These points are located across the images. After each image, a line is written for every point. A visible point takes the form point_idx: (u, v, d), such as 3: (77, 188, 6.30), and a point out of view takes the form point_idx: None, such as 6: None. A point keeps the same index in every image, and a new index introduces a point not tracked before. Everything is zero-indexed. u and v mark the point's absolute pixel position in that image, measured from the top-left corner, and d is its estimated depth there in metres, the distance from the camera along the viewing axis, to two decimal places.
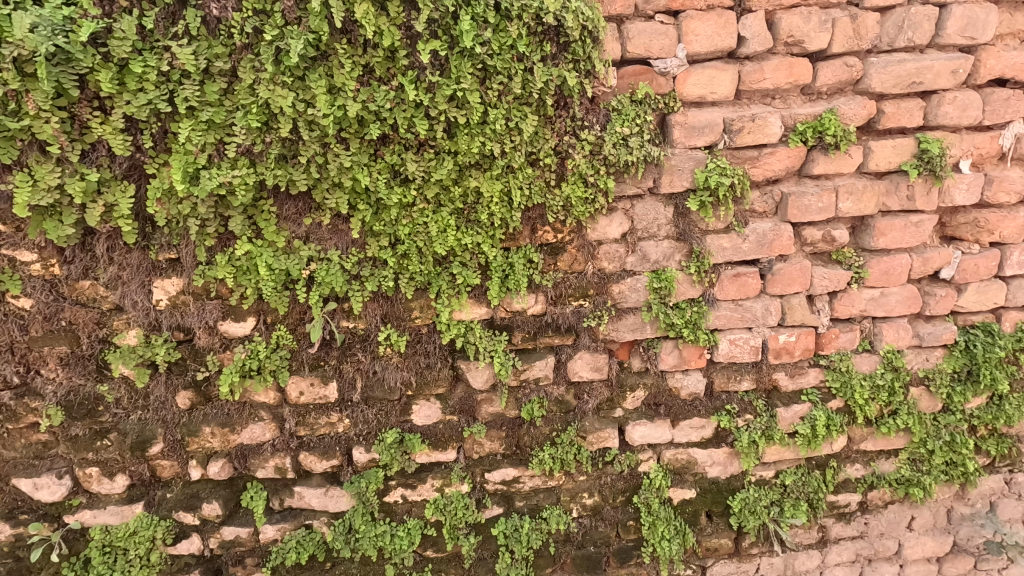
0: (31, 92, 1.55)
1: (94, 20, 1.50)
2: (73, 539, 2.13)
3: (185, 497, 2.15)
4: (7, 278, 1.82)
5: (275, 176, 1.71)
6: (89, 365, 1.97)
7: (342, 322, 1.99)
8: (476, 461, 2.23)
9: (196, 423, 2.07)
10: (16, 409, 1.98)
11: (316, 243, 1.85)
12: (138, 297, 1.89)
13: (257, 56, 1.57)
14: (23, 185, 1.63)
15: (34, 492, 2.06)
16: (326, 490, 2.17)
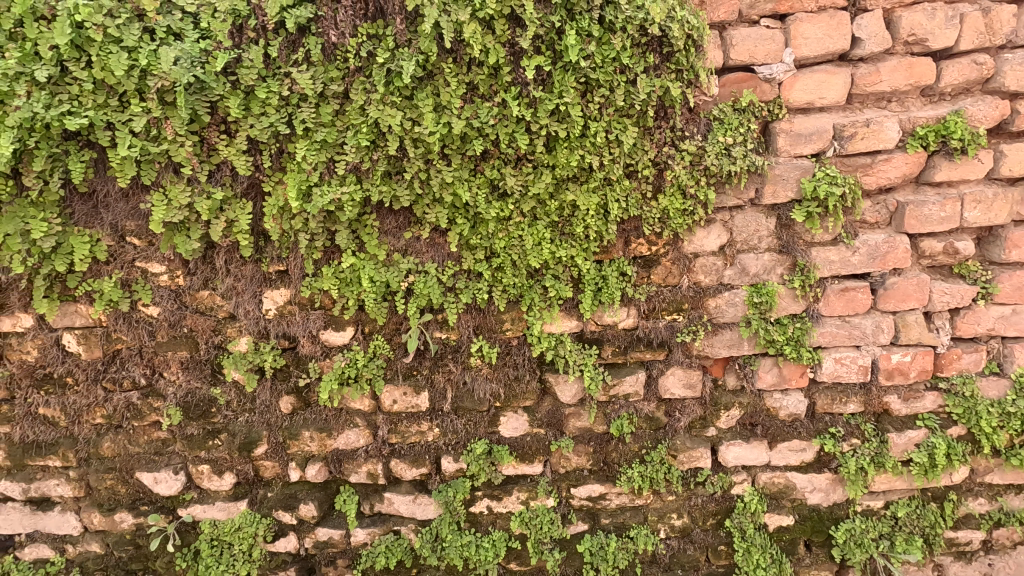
0: (170, 119, 1.69)
1: (227, 51, 1.62)
2: (185, 531, 2.28)
3: (284, 497, 2.25)
4: (140, 287, 1.98)
5: (380, 192, 1.77)
6: (206, 369, 2.11)
7: (436, 333, 2.03)
8: (562, 475, 2.20)
9: (297, 427, 2.17)
10: (142, 408, 2.15)
11: (414, 256, 1.90)
12: (250, 306, 2.01)
13: (368, 78, 1.64)
14: (160, 204, 1.79)
15: (154, 485, 2.22)
16: (415, 497, 2.21)
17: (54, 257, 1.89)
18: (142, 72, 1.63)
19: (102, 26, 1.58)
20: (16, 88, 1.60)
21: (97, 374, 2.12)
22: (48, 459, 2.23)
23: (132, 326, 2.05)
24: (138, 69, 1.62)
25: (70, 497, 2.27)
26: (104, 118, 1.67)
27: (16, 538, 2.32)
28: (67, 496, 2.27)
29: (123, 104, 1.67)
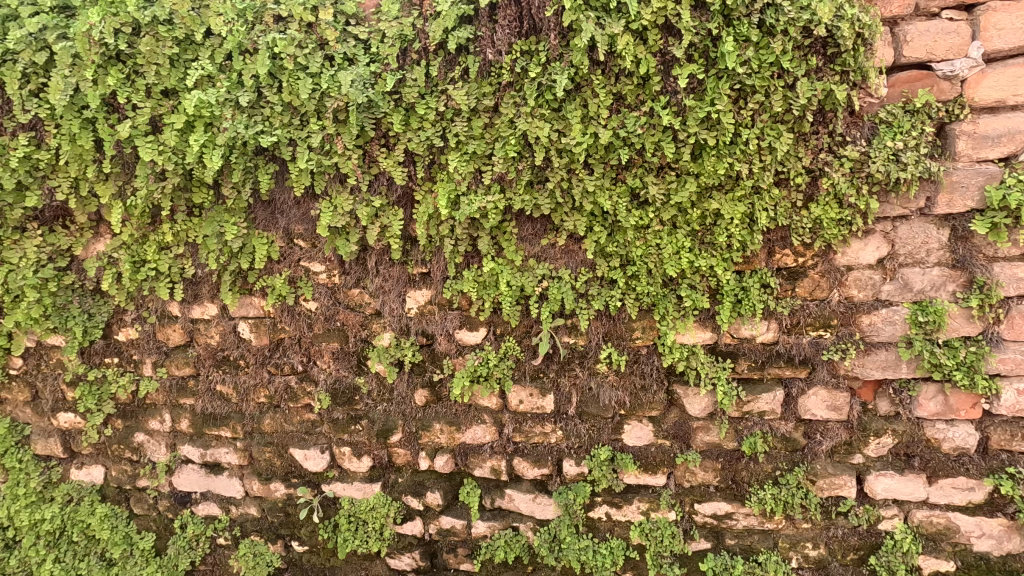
0: (341, 135, 1.89)
1: (394, 72, 1.78)
2: (327, 505, 2.52)
3: (413, 483, 2.41)
4: (303, 284, 2.23)
5: (523, 201, 1.84)
6: (352, 360, 2.31)
7: (565, 338, 2.07)
8: (686, 490, 2.14)
9: (428, 419, 2.31)
10: (298, 391, 2.41)
11: (550, 262, 1.96)
12: (395, 304, 2.18)
13: (519, 92, 1.73)
14: (327, 210, 2.00)
15: (304, 461, 2.48)
16: (535, 496, 2.26)
17: (240, 255, 2.18)
18: (322, 94, 1.84)
19: (293, 56, 1.81)
20: (223, 111, 1.88)
21: (264, 359, 2.41)
22: (222, 430, 2.57)
23: (294, 318, 2.31)
24: (319, 92, 1.84)
25: (236, 465, 2.61)
26: (288, 136, 1.90)
27: (193, 495, 2.70)
28: (234, 463, 2.60)
29: (304, 123, 1.90)
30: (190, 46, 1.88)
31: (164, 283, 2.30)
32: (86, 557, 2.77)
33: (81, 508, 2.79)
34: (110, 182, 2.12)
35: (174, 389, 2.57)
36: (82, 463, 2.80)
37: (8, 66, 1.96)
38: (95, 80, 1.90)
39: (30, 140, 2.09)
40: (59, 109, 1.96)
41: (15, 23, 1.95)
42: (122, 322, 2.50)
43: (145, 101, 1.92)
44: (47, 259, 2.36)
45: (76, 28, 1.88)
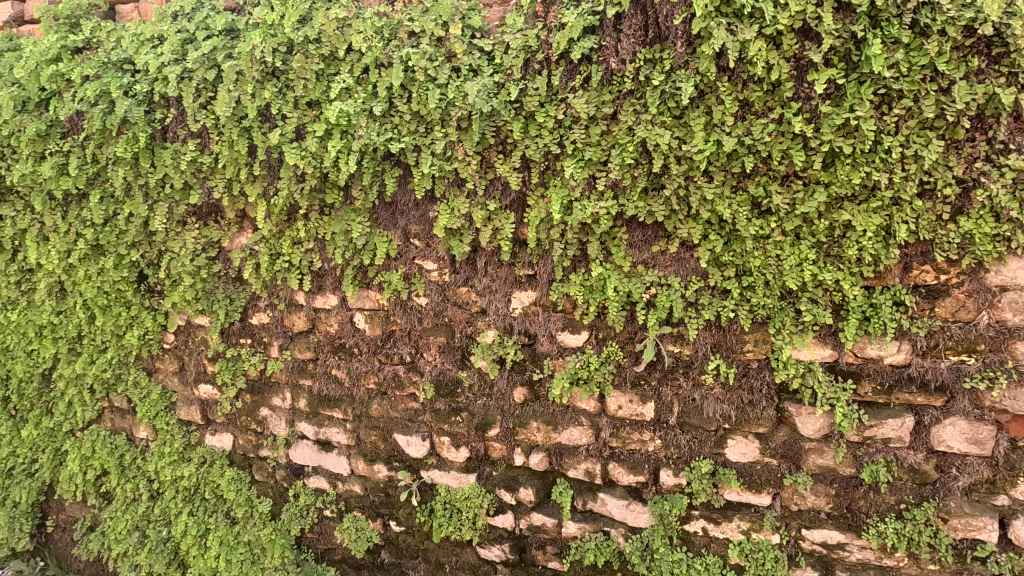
0: (463, 142, 2.00)
1: (517, 83, 1.86)
2: (424, 490, 2.67)
3: (506, 478, 2.48)
4: (416, 280, 2.37)
5: (636, 208, 1.86)
6: (457, 354, 2.43)
7: (670, 346, 2.05)
8: (794, 514, 2.03)
9: (526, 417, 2.37)
10: (404, 380, 2.57)
11: (659, 270, 1.95)
12: (501, 304, 2.26)
13: (639, 100, 1.75)
14: (444, 212, 2.12)
15: (406, 446, 2.64)
16: (628, 503, 2.25)
17: (362, 252, 2.37)
18: (447, 104, 1.96)
19: (424, 68, 1.95)
20: (359, 120, 2.05)
21: (375, 348, 2.59)
22: (334, 411, 2.79)
23: (406, 312, 2.46)
24: (446, 102, 1.95)
25: (344, 444, 2.82)
26: (414, 142, 2.04)
27: (305, 468, 2.96)
28: (343, 443, 2.82)
29: (429, 130, 2.03)
30: (333, 61, 2.08)
31: (294, 275, 2.54)
32: (214, 513, 3.14)
33: (213, 470, 3.15)
34: (257, 182, 2.38)
35: (295, 370, 2.82)
36: (215, 431, 3.15)
37: (186, 82, 2.28)
38: (254, 94, 2.17)
39: (196, 146, 2.41)
40: (224, 120, 2.24)
41: (193, 46, 2.27)
42: (256, 308, 2.79)
43: (294, 111, 2.15)
44: (201, 250, 2.70)
45: (242, 49, 2.15)
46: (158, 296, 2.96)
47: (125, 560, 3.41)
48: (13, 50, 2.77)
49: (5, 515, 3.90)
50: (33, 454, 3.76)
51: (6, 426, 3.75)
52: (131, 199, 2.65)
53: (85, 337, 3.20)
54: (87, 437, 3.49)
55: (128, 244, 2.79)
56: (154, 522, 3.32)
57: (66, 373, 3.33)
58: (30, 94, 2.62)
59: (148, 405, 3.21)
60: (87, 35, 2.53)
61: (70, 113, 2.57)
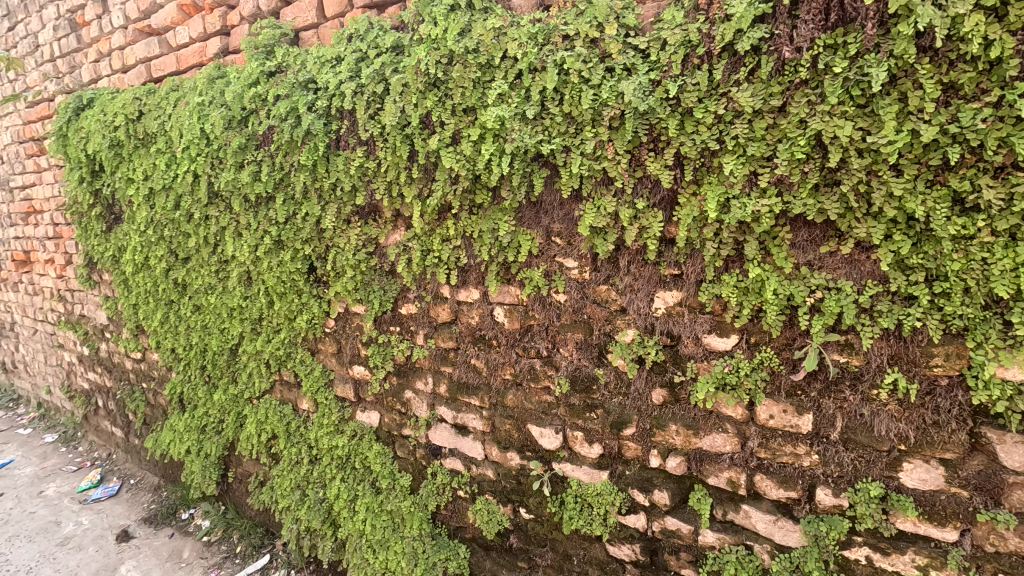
0: (614, 141, 2.01)
1: (674, 79, 1.83)
2: (555, 482, 2.73)
3: (640, 478, 2.46)
4: (557, 278, 2.42)
5: (805, 205, 1.74)
6: (594, 351, 2.45)
7: (835, 355, 1.89)
8: (988, 556, 1.75)
9: (664, 418, 2.33)
10: (540, 373, 2.64)
11: (827, 272, 1.80)
12: (643, 304, 2.24)
13: (815, 90, 1.64)
14: (590, 211, 2.16)
15: (539, 437, 2.72)
16: (776, 518, 2.10)
17: (506, 249, 2.48)
18: (600, 104, 1.98)
19: (578, 70, 1.99)
20: (512, 124, 2.15)
21: (513, 341, 2.70)
22: (471, 398, 2.96)
23: (544, 307, 2.53)
24: (598, 102, 1.98)
25: (479, 430, 2.97)
26: (564, 143, 2.09)
27: (443, 449, 3.18)
28: (478, 429, 2.97)
29: (579, 130, 2.07)
30: (488, 69, 2.20)
31: (443, 269, 2.74)
32: (362, 482, 3.50)
33: (362, 443, 3.51)
34: (413, 184, 2.60)
35: (438, 357, 3.03)
36: (365, 408, 3.50)
37: (359, 96, 2.57)
38: (417, 104, 2.38)
39: (364, 153, 2.71)
40: (390, 129, 2.49)
41: (365, 63, 2.54)
42: (406, 299, 3.04)
43: (451, 118, 2.32)
44: (362, 245, 3.01)
45: (408, 63, 2.37)
46: (323, 286, 3.36)
47: (289, 513, 3.95)
48: (222, 78, 3.31)
49: (200, 464, 4.72)
50: (221, 415, 4.50)
51: (203, 389, 4.52)
52: (308, 201, 3.05)
53: (264, 319, 3.74)
54: (262, 405, 4.09)
55: (303, 240, 3.21)
56: (312, 484, 3.79)
57: (249, 349, 3.93)
58: (234, 113, 3.13)
59: (311, 381, 3.66)
60: (279, 60, 2.95)
61: (265, 128, 3.03)
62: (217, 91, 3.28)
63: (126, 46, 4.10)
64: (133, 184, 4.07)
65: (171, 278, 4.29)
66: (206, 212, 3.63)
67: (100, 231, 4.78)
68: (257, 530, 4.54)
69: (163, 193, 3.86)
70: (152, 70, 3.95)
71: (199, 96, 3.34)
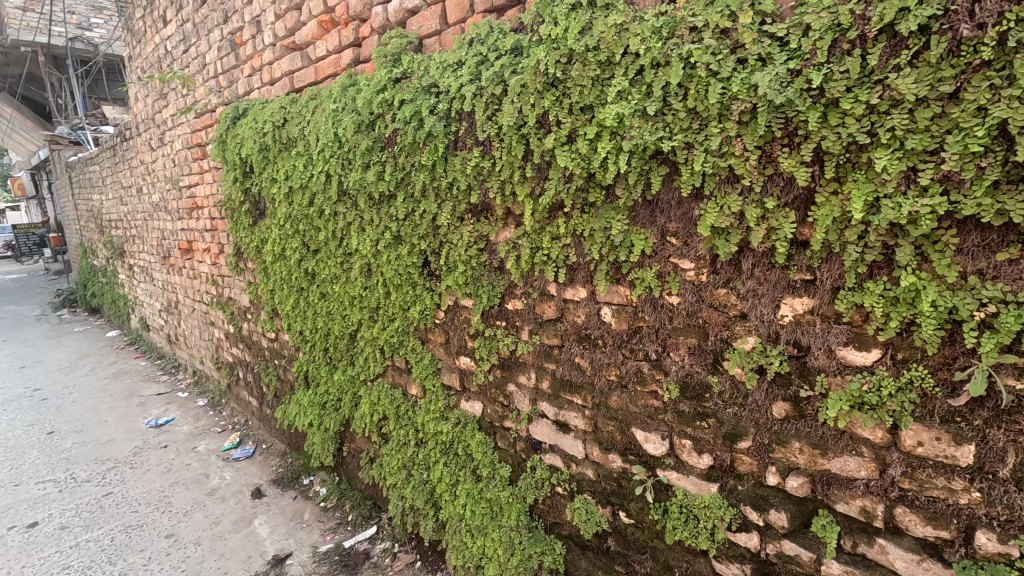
0: (743, 136, 1.90)
1: (818, 68, 1.69)
2: (659, 489, 2.64)
3: (754, 495, 2.30)
4: (671, 279, 2.33)
5: (978, 206, 1.52)
6: (708, 357, 2.33)
7: (1008, 380, 1.63)
8: None
9: (786, 434, 2.15)
10: (648, 377, 2.57)
11: (1003, 284, 1.56)
12: (766, 310, 2.09)
13: (999, 72, 1.43)
14: (712, 211, 2.07)
15: (644, 442, 2.65)
16: (921, 559, 1.86)
17: (618, 249, 2.44)
18: (729, 98, 1.88)
19: (706, 63, 1.91)
20: (632, 121, 2.12)
21: (620, 342, 2.64)
22: (574, 397, 2.95)
23: (656, 309, 2.45)
24: (727, 96, 1.88)
25: (580, 429, 2.96)
26: (687, 140, 2.02)
27: (543, 444, 3.22)
28: (579, 428, 2.96)
29: (703, 126, 1.98)
30: (608, 67, 2.18)
31: (551, 267, 2.76)
32: (464, 468, 3.66)
33: (465, 431, 3.66)
34: (526, 183, 2.66)
35: (542, 354, 3.06)
36: (469, 398, 3.64)
37: (478, 98, 2.67)
38: (535, 104, 2.43)
39: (481, 153, 2.82)
40: (507, 129, 2.57)
41: (485, 66, 2.64)
42: (512, 295, 3.10)
43: (568, 117, 2.34)
44: (473, 242, 3.11)
45: (528, 64, 2.43)
46: (435, 279, 3.54)
47: (396, 490, 4.25)
48: (353, 85, 3.61)
49: (320, 436, 5.22)
50: (339, 394, 4.93)
51: (326, 369, 4.99)
52: (426, 199, 3.24)
53: (381, 308, 4.03)
54: (376, 387, 4.41)
55: (419, 236, 3.41)
56: (418, 465, 4.04)
57: (367, 335, 4.26)
58: (363, 118, 3.40)
59: (421, 368, 3.88)
60: (405, 68, 3.16)
61: (390, 131, 3.26)
62: (349, 98, 3.58)
63: (274, 61, 4.63)
64: (277, 183, 4.60)
65: (302, 267, 4.77)
66: (336, 208, 4.00)
67: (247, 224, 5.46)
68: (366, 502, 4.93)
69: (301, 192, 4.32)
70: (295, 81, 4.42)
71: (334, 103, 3.68)
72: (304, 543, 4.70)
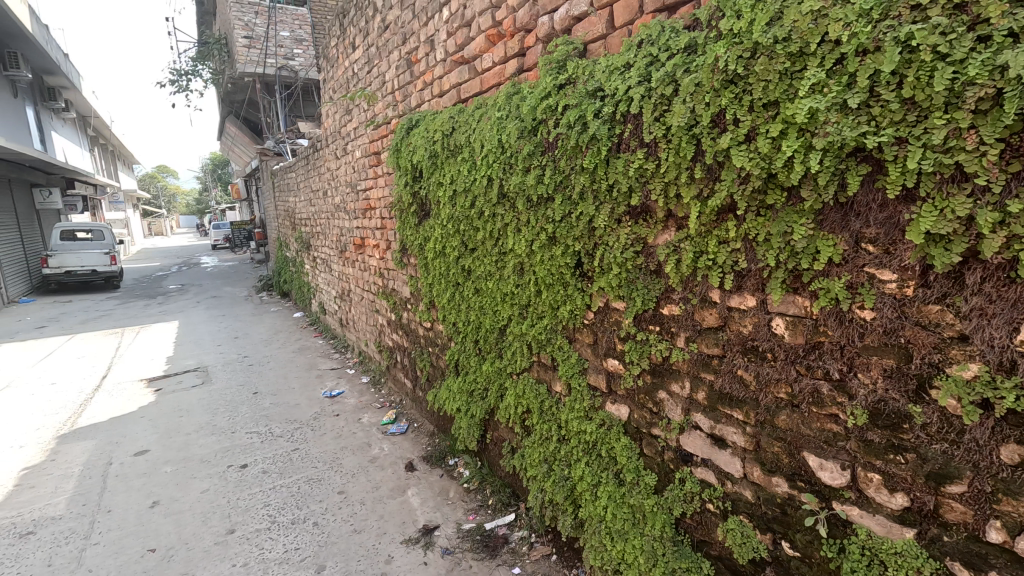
0: (979, 128, 1.62)
1: None
2: (834, 525, 2.36)
3: (967, 550, 1.95)
4: (865, 291, 2.07)
5: None
6: (911, 383, 2.02)
7: None
8: None
9: (1020, 485, 1.79)
10: (826, 398, 2.30)
11: None
12: (999, 333, 1.75)
13: None
14: (928, 215, 1.80)
15: (818, 470, 2.38)
16: None
17: (799, 255, 2.24)
18: (962, 84, 1.62)
19: (932, 45, 1.66)
20: (828, 116, 1.94)
21: (794, 357, 2.41)
22: (734, 411, 2.76)
23: (842, 324, 2.19)
24: (960, 81, 1.62)
25: (739, 447, 2.76)
26: (899, 134, 1.78)
27: (694, 457, 3.07)
28: (738, 445, 2.76)
29: (922, 118, 1.73)
30: (801, 58, 2.01)
31: (716, 272, 2.62)
32: (606, 470, 3.65)
33: (610, 433, 3.64)
34: (693, 185, 2.58)
35: (699, 363, 2.92)
36: (615, 401, 3.61)
37: (646, 100, 2.66)
38: (710, 102, 2.35)
39: (645, 154, 2.79)
40: (676, 129, 2.51)
41: (656, 67, 2.62)
42: (669, 300, 3.00)
43: (747, 115, 2.22)
44: (630, 244, 3.08)
45: (705, 62, 2.36)
46: (587, 280, 3.58)
47: (537, 482, 4.40)
48: (517, 94, 3.82)
49: (467, 422, 5.60)
50: (486, 384, 5.25)
51: (475, 360, 5.35)
52: (584, 201, 3.31)
53: (531, 305, 4.20)
54: (521, 381, 4.61)
55: (574, 237, 3.48)
56: (559, 461, 4.13)
57: (516, 330, 4.47)
58: (527, 124, 3.59)
59: (567, 366, 3.96)
60: (569, 74, 3.25)
61: (553, 136, 3.39)
62: (514, 106, 3.80)
63: (445, 75, 5.07)
64: (442, 187, 5.04)
65: (460, 264, 5.17)
66: (495, 209, 4.26)
67: (413, 224, 6.07)
68: (506, 489, 5.18)
69: (464, 194, 4.69)
70: (462, 93, 4.80)
71: (499, 111, 3.94)
72: (450, 518, 5.10)
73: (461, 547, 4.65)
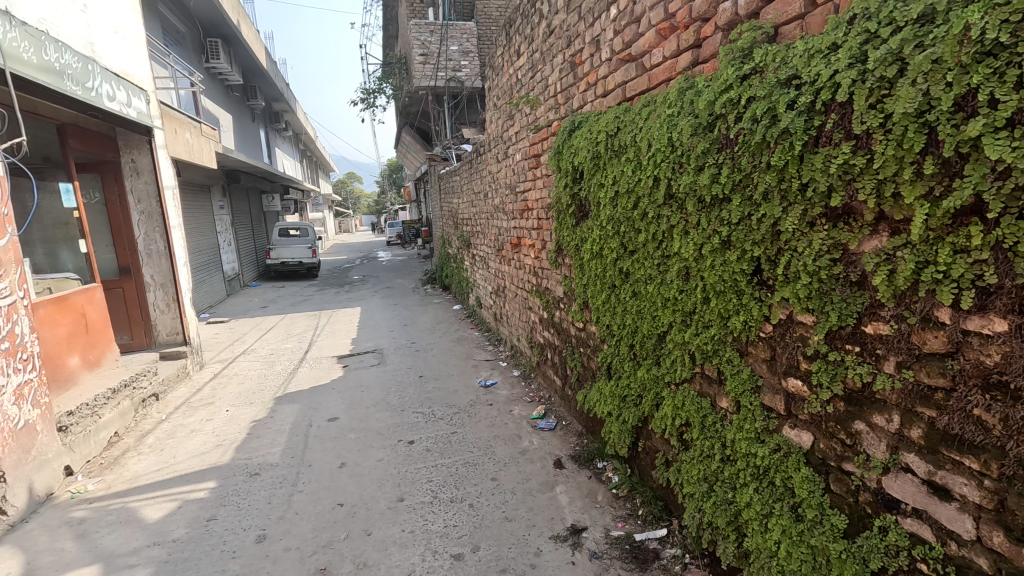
0: None
1: None
2: None
3: None
4: None
5: None
6: None
7: None
8: None
9: None
10: None
11: None
12: None
13: None
14: None
15: None
16: None
17: None
18: None
19: None
20: None
21: None
22: (967, 458, 2.24)
23: None
24: None
25: (973, 502, 2.24)
26: None
27: (902, 505, 2.58)
28: (970, 499, 2.25)
29: None
30: None
31: (948, 288, 2.14)
32: (781, 502, 3.26)
33: (787, 461, 3.24)
34: (919, 183, 2.15)
35: (916, 394, 2.43)
36: (795, 426, 3.20)
37: (860, 85, 2.30)
38: (952, 82, 1.94)
39: (851, 148, 2.41)
40: (899, 117, 2.13)
41: (874, 45, 2.26)
42: (875, 317, 2.54)
43: (1012, 94, 1.79)
44: (826, 250, 2.69)
45: (946, 34, 1.97)
46: (767, 289, 3.23)
47: (694, 500, 4.13)
48: (691, 88, 3.61)
49: (618, 427, 5.49)
50: (640, 391, 5.08)
51: (629, 364, 5.21)
52: (768, 202, 2.99)
53: (697, 313, 3.94)
54: (680, 392, 4.36)
55: (753, 242, 3.17)
56: (721, 483, 3.81)
57: (677, 338, 4.24)
58: (703, 120, 3.37)
59: (737, 382, 3.63)
60: (757, 62, 2.96)
61: (733, 132, 3.13)
62: (687, 102, 3.59)
63: (610, 74, 5.01)
64: (604, 188, 5.00)
65: (618, 266, 5.07)
66: (660, 210, 4.09)
67: (570, 224, 6.12)
68: (657, 502, 4.97)
69: (627, 196, 4.59)
70: (628, 91, 4.69)
71: (670, 108, 3.77)
72: (598, 521, 5.06)
73: (609, 554, 4.57)
